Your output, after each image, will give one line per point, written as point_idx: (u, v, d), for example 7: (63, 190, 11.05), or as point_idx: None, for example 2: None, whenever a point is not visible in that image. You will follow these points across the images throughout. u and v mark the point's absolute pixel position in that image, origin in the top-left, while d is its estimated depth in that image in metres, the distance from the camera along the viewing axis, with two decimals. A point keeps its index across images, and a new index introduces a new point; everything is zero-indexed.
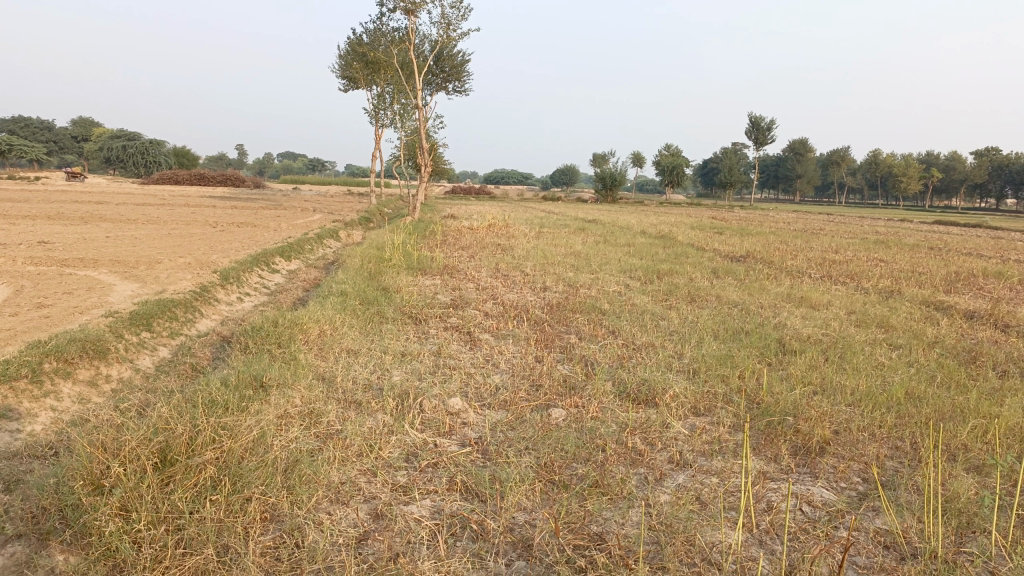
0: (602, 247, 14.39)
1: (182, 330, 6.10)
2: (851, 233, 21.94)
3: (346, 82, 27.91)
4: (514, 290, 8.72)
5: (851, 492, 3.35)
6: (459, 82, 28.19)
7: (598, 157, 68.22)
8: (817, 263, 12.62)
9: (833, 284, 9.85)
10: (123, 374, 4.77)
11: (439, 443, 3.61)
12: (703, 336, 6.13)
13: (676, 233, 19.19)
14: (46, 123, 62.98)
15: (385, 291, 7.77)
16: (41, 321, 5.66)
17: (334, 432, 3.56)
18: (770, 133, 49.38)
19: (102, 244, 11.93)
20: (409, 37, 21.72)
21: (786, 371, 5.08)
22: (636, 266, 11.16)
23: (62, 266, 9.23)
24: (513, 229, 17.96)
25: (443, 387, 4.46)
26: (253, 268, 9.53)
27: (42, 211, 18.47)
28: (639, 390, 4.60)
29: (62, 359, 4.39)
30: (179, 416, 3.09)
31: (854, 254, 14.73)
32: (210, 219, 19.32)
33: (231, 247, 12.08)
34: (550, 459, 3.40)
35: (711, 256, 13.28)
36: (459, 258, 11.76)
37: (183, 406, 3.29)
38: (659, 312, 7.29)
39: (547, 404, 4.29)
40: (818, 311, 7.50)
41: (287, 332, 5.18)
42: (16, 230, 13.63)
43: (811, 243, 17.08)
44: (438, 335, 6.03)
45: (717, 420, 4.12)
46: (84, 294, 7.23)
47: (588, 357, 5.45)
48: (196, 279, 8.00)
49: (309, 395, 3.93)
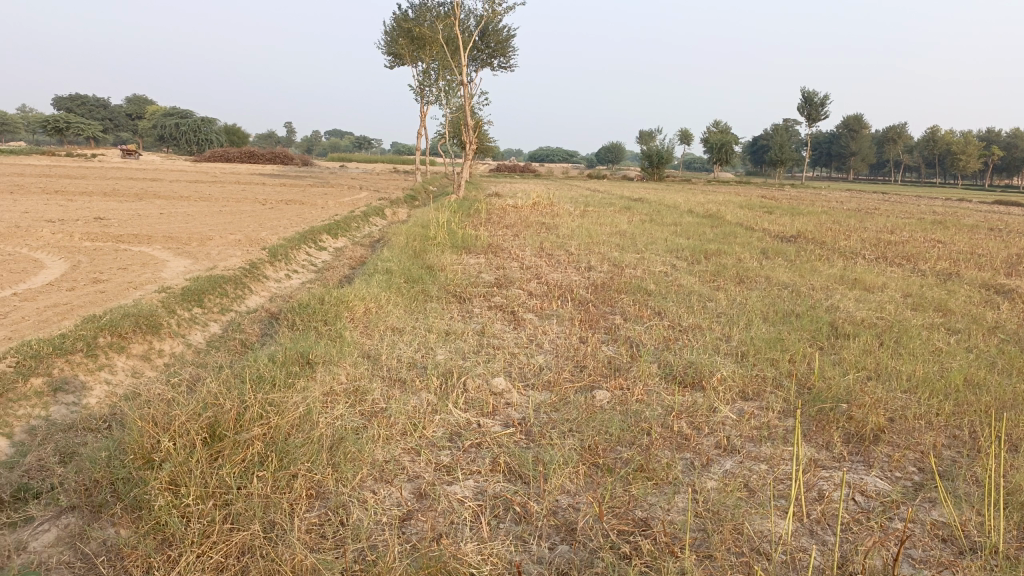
0: (649, 226, 14.22)
1: (231, 306, 6.21)
2: (907, 213, 21.28)
3: (392, 59, 27.94)
4: (559, 269, 8.67)
5: (907, 482, 3.24)
6: (505, 57, 28.03)
7: (645, 134, 67.32)
8: (871, 244, 12.27)
9: (887, 266, 9.56)
10: (175, 348, 4.87)
11: (483, 423, 3.60)
12: (752, 319, 6.00)
13: (724, 211, 18.85)
14: (102, 101, 64.58)
15: (430, 269, 7.78)
16: (97, 296, 5.81)
17: (379, 410, 3.58)
18: (823, 109, 48.04)
19: (156, 221, 12.20)
20: (455, 13, 21.61)
21: (839, 356, 4.94)
22: (682, 246, 10.99)
23: (118, 243, 9.47)
24: (558, 208, 17.85)
25: (487, 366, 4.44)
26: (301, 245, 9.64)
27: (99, 188, 18.97)
28: (685, 373, 4.53)
29: (117, 334, 4.50)
30: (227, 391, 3.12)
31: (910, 234, 14.28)
32: (259, 196, 19.61)
33: (279, 224, 12.25)
34: (595, 442, 3.36)
35: (760, 236, 13.02)
36: (503, 237, 11.73)
37: (231, 382, 3.32)
38: (707, 293, 7.17)
39: (592, 386, 4.25)
40: (871, 294, 7.29)
41: (333, 309, 5.22)
42: (74, 206, 14.03)
43: (864, 223, 16.62)
44: (482, 314, 6.02)
45: (766, 406, 4.03)
46: (138, 269, 7.40)
47: (633, 338, 5.38)
48: (246, 256, 8.13)
49: (354, 373, 3.95)
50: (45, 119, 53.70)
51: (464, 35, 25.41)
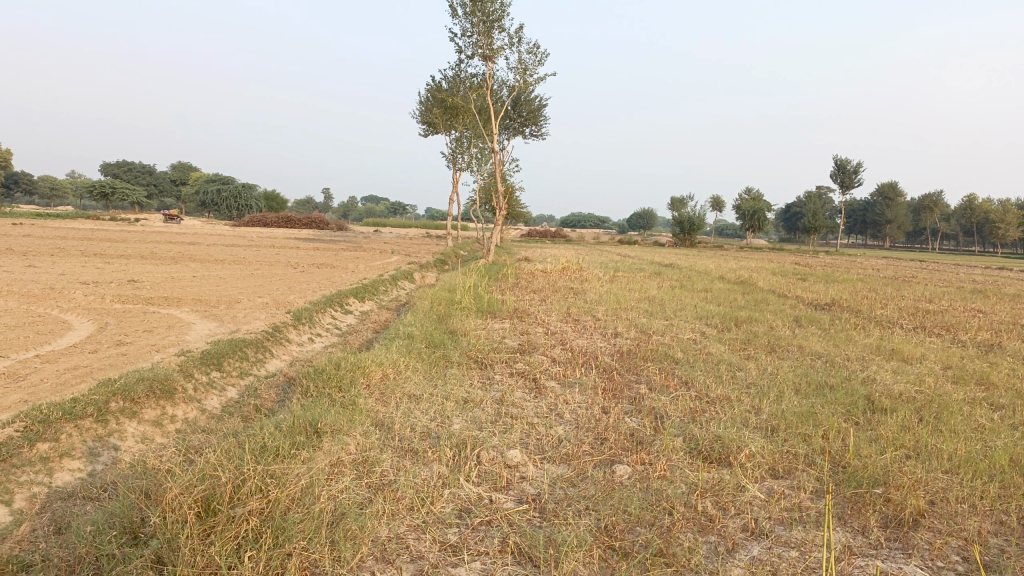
0: (679, 293, 14.05)
1: (251, 371, 6.15)
2: (946, 282, 20.79)
3: (426, 127, 28.59)
4: (585, 335, 8.52)
5: (950, 573, 2.99)
6: (536, 126, 28.53)
7: (677, 201, 67.56)
8: (908, 313, 11.95)
9: (926, 336, 9.25)
10: (189, 414, 4.79)
11: (495, 499, 3.43)
12: (784, 390, 5.76)
13: (756, 278, 18.60)
14: (149, 168, 66.86)
15: (452, 334, 7.69)
16: (117, 358, 5.81)
17: (387, 483, 3.43)
18: (856, 176, 47.86)
19: (188, 284, 12.36)
20: (488, 83, 22.11)
21: (876, 432, 4.69)
22: (712, 313, 10.81)
23: (147, 305, 9.57)
24: (588, 273, 17.79)
25: (504, 437, 4.28)
26: (327, 309, 9.64)
27: (137, 251, 19.40)
28: (712, 447, 4.31)
29: (129, 399, 4.44)
30: (228, 461, 3.01)
31: (950, 304, 13.89)
32: (292, 260, 19.88)
33: (308, 288, 12.33)
34: (612, 522, 3.17)
35: (793, 303, 12.76)
36: (530, 302, 11.65)
37: (233, 451, 3.22)
38: (736, 362, 6.95)
39: (612, 459, 4.06)
40: (909, 365, 7.01)
41: (348, 376, 5.13)
42: (111, 269, 14.31)
43: (901, 292, 16.25)
44: (503, 381, 5.88)
45: (797, 485, 3.80)
46: (162, 332, 7.42)
47: (658, 409, 5.19)
48: (270, 319, 8.13)
49: (364, 443, 3.82)
50: (93, 184, 55.65)
51: (496, 104, 25.93)
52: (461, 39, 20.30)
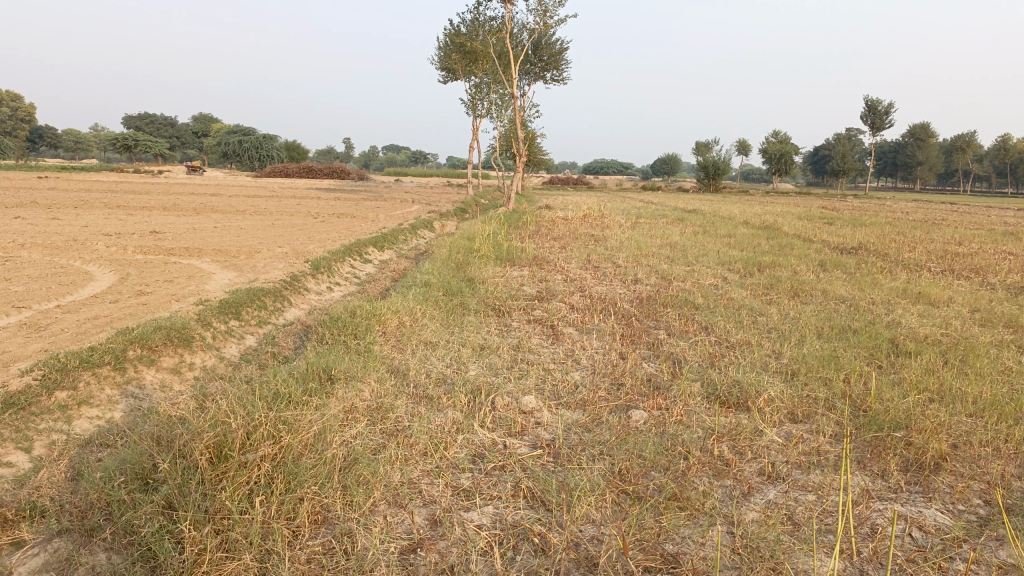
0: (701, 238, 13.86)
1: (269, 319, 6.18)
2: (977, 224, 20.31)
3: (445, 73, 28.16)
4: (604, 282, 8.44)
5: (972, 517, 2.94)
6: (557, 70, 28.00)
7: (701, 146, 66.39)
8: (937, 256, 11.71)
9: (954, 279, 9.05)
10: (207, 361, 4.82)
11: (509, 444, 3.41)
12: (805, 335, 5.67)
13: (781, 223, 18.30)
14: (170, 119, 66.85)
15: (470, 282, 7.65)
16: (138, 308, 5.85)
17: (402, 429, 3.42)
18: (887, 117, 46.61)
19: (209, 234, 12.41)
20: (507, 26, 21.64)
21: (899, 376, 4.60)
22: (735, 258, 10.66)
23: (169, 255, 9.63)
24: (609, 220, 17.58)
25: (519, 383, 4.25)
26: (346, 258, 9.63)
27: (159, 203, 19.50)
28: (730, 392, 4.26)
29: (147, 347, 4.48)
30: (241, 408, 3.01)
31: (980, 246, 13.57)
32: (313, 209, 19.91)
33: (328, 237, 12.32)
34: (627, 466, 3.14)
35: (818, 247, 12.54)
36: (550, 249, 11.56)
37: (246, 398, 3.22)
38: (758, 307, 6.85)
39: (628, 405, 4.02)
40: (936, 309, 6.87)
41: (364, 323, 5.12)
42: (133, 220, 14.41)
43: (930, 234, 15.92)
44: (520, 328, 5.84)
45: (817, 429, 3.75)
46: (182, 282, 7.46)
47: (676, 355, 5.14)
48: (288, 268, 8.14)
49: (379, 389, 3.82)
50: (116, 137, 55.83)
51: (516, 48, 25.41)
52: None
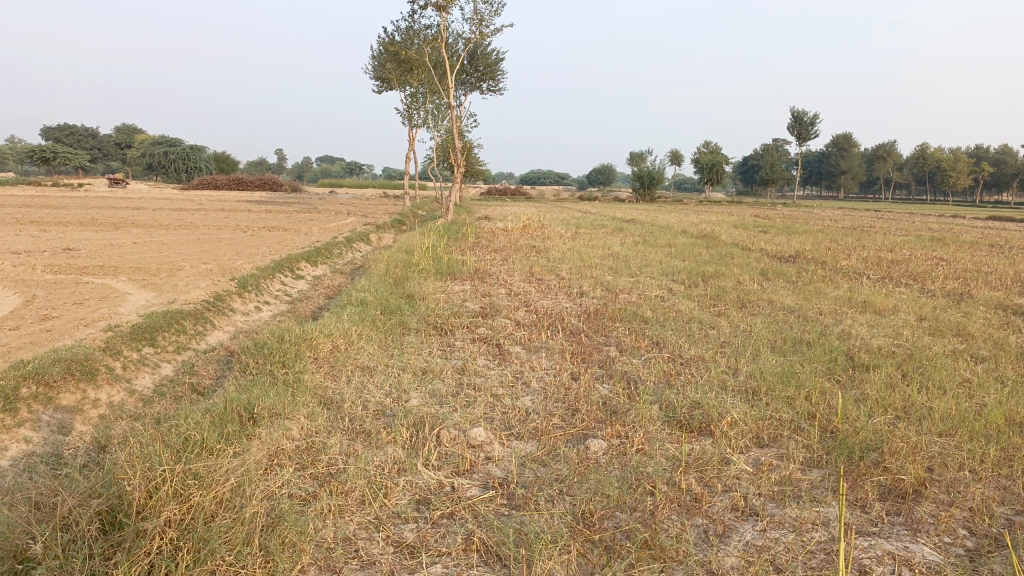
0: (643, 248, 13.75)
1: (189, 345, 5.67)
2: (904, 230, 21.00)
3: (379, 83, 27.64)
4: (549, 295, 8.16)
5: (960, 550, 2.72)
6: (493, 80, 27.78)
7: (635, 156, 67.31)
8: (873, 263, 11.83)
9: (895, 286, 9.09)
10: (114, 397, 4.30)
11: (457, 486, 3.05)
12: (759, 349, 5.48)
13: (719, 232, 18.44)
14: (91, 130, 64.11)
15: (409, 299, 7.25)
16: (40, 335, 5.26)
17: (336, 473, 3.02)
18: (813, 128, 48.02)
19: (128, 251, 11.66)
20: (442, 36, 21.27)
21: (861, 392, 4.43)
22: (679, 268, 10.52)
23: (82, 275, 8.94)
24: (549, 230, 17.38)
25: (466, 413, 3.88)
26: (276, 275, 9.09)
27: (76, 218, 18.43)
28: (691, 415, 3.99)
29: (43, 383, 3.94)
30: (142, 460, 2.57)
31: (911, 253, 13.85)
32: (242, 223, 19.14)
33: (257, 252, 11.73)
34: (588, 509, 2.82)
35: (757, 256, 12.57)
36: (491, 262, 11.25)
37: (149, 446, 2.77)
38: (708, 320, 6.66)
39: (584, 434, 3.71)
40: (884, 318, 6.79)
41: (293, 349, 4.67)
42: (45, 237, 13.50)
43: (862, 242, 16.20)
44: (464, 348, 5.49)
45: (786, 455, 3.51)
46: (94, 305, 6.85)
47: (631, 374, 4.86)
48: (212, 287, 7.59)
49: (309, 427, 3.41)
50: (32, 149, 53.23)
51: (452, 58, 25.06)
52: None
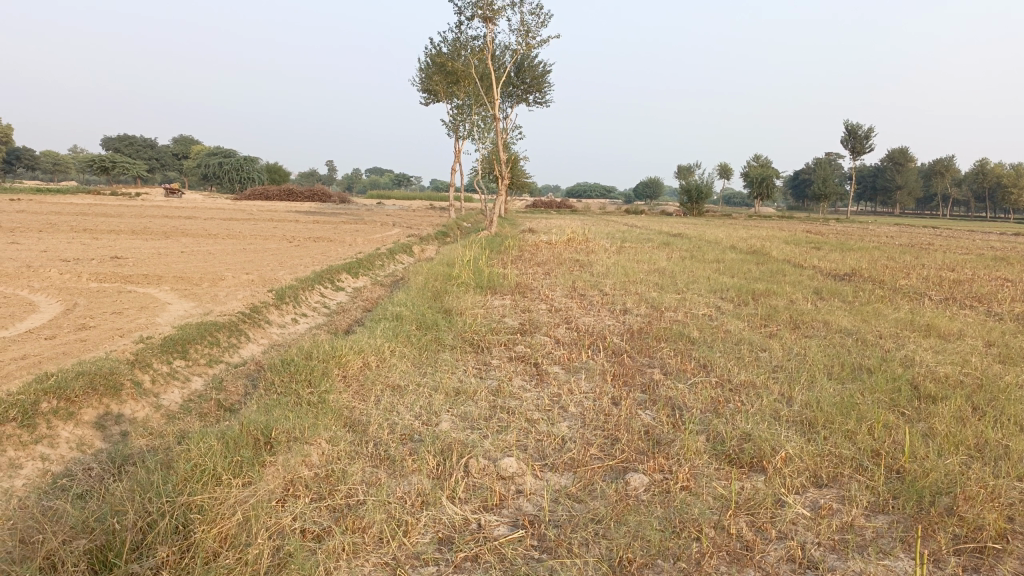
0: (690, 264, 13.40)
1: (221, 358, 5.57)
2: (964, 249, 20.19)
3: (426, 95, 27.75)
4: (591, 312, 7.88)
5: None
6: (540, 93, 27.68)
7: (684, 170, 66.59)
8: (934, 282, 11.29)
9: (958, 308, 8.59)
10: (139, 413, 4.18)
11: (485, 524, 2.81)
12: (815, 375, 5.13)
13: (769, 247, 17.94)
14: (149, 140, 65.87)
15: (447, 314, 7.06)
16: (74, 346, 5.19)
17: (355, 505, 2.81)
18: (868, 141, 46.82)
19: (173, 260, 11.75)
20: (489, 48, 21.22)
21: (928, 426, 4.07)
22: (727, 285, 10.17)
23: (126, 283, 8.98)
24: (594, 244, 17.10)
25: (498, 439, 3.64)
26: (315, 286, 9.04)
27: (128, 226, 18.80)
28: (741, 448, 3.69)
29: (65, 398, 3.84)
30: (142, 495, 2.39)
31: (973, 272, 13.23)
32: (288, 233, 19.27)
33: (299, 263, 11.71)
34: (626, 556, 2.56)
35: (809, 274, 12.12)
36: (533, 276, 11.02)
37: (153, 476, 2.60)
38: (759, 342, 6.30)
39: (624, 466, 3.44)
40: (949, 343, 6.36)
41: (321, 367, 4.50)
42: (96, 245, 13.73)
43: (920, 260, 15.56)
44: (500, 366, 5.27)
45: (848, 497, 3.20)
46: (132, 314, 6.81)
47: (675, 401, 4.56)
48: (249, 298, 7.53)
49: (331, 453, 3.22)
50: (93, 159, 54.98)
51: (498, 70, 25.01)
52: (459, 1, 19.33)
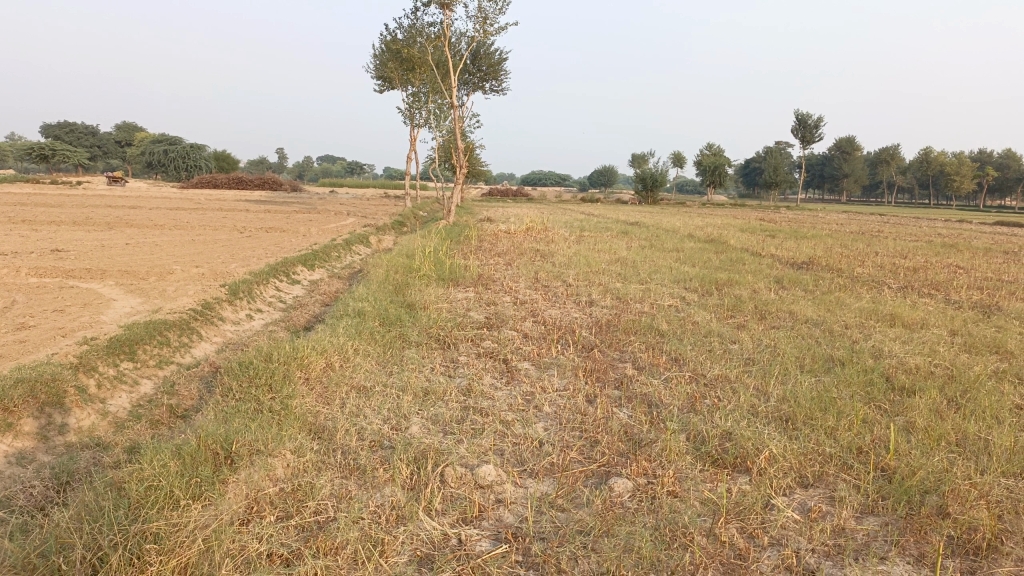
0: (650, 253, 13.37)
1: (172, 359, 5.28)
2: (912, 235, 20.64)
3: (381, 82, 27.21)
4: (557, 304, 7.73)
5: None
6: (496, 81, 27.38)
7: (638, 158, 66.95)
8: (889, 270, 11.44)
9: (917, 297, 8.68)
10: (84, 422, 3.89)
11: (465, 539, 2.64)
12: (788, 368, 5.06)
13: (726, 235, 18.05)
14: (90, 127, 63.59)
15: (409, 309, 6.84)
16: (12, 348, 4.84)
17: (326, 522, 2.61)
18: (817, 130, 47.60)
19: (118, 253, 11.26)
20: (445, 34, 20.83)
21: (906, 420, 4.02)
22: (690, 275, 10.13)
23: (68, 278, 8.54)
24: (553, 233, 16.97)
25: (473, 445, 3.47)
26: (270, 280, 8.71)
27: (68, 216, 18.05)
28: (724, 449, 3.58)
29: (2, 408, 3.53)
30: (84, 530, 2.15)
31: (925, 259, 13.46)
32: (238, 223, 18.71)
33: (253, 255, 11.32)
34: (617, 569, 2.40)
35: (769, 262, 12.17)
36: (495, 267, 10.85)
37: (100, 502, 2.36)
38: (728, 333, 6.23)
39: (606, 471, 3.30)
40: (914, 333, 6.38)
41: (281, 369, 4.27)
42: (35, 237, 13.09)
43: (873, 247, 15.82)
44: (468, 364, 5.09)
45: (837, 498, 3.11)
46: (76, 311, 6.44)
47: (651, 397, 4.45)
48: (201, 293, 7.20)
49: (297, 465, 3.00)
50: (30, 146, 52.84)
51: (454, 57, 24.62)
52: None
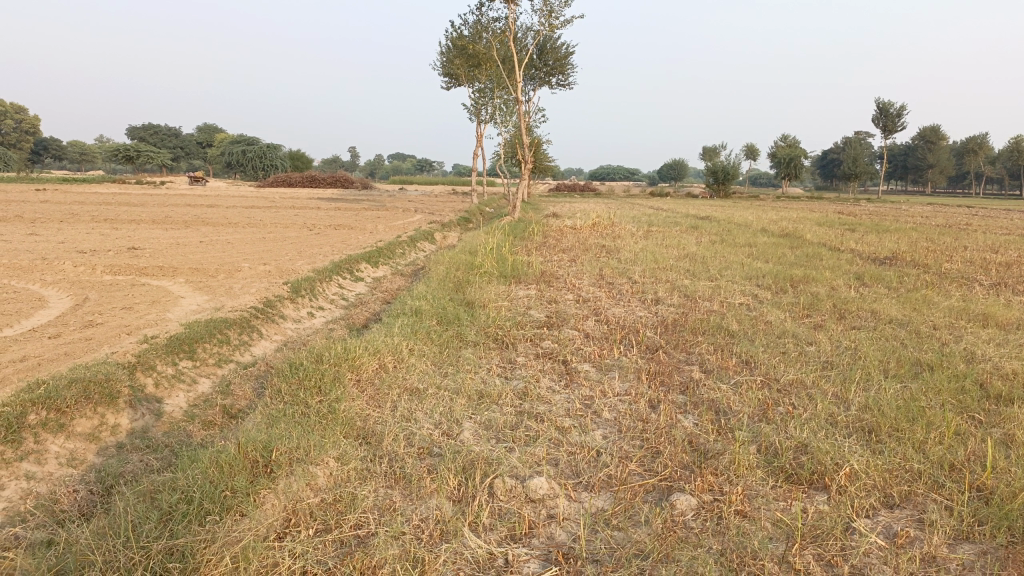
0: (720, 248, 12.92)
1: (231, 357, 5.27)
2: (1005, 228, 19.44)
3: (448, 79, 27.29)
4: (621, 303, 7.47)
5: None
6: (563, 75, 27.10)
7: (709, 150, 65.54)
8: (981, 266, 10.71)
9: (1012, 295, 8.06)
10: (136, 422, 3.86)
11: (512, 559, 2.45)
12: (869, 373, 4.69)
13: (802, 229, 17.36)
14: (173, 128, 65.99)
15: (469, 307, 6.70)
16: (76, 346, 4.89)
17: (366, 537, 2.46)
18: (900, 120, 45.50)
19: (190, 250, 11.51)
20: (511, 30, 20.69)
21: (1005, 433, 3.64)
22: (763, 271, 9.69)
23: (140, 276, 8.73)
24: (619, 229, 16.62)
25: (525, 454, 3.28)
26: (333, 277, 8.72)
27: (149, 215, 18.68)
28: (800, 463, 3.29)
29: (55, 409, 3.52)
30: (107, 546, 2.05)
31: (1020, 254, 12.61)
32: (308, 220, 19.03)
33: (319, 252, 11.41)
34: None
35: (847, 257, 11.60)
36: (559, 263, 10.64)
37: (129, 521, 2.27)
38: (803, 334, 5.87)
39: (668, 486, 3.07)
40: (1011, 334, 5.87)
41: (332, 372, 4.17)
42: (115, 235, 13.54)
43: (962, 241, 14.95)
44: (526, 365, 4.90)
45: (927, 522, 2.80)
46: (143, 309, 6.54)
47: (718, 404, 4.17)
48: (264, 291, 7.23)
49: (339, 475, 2.88)
50: (118, 149, 55.22)
51: (520, 52, 24.47)
52: None
